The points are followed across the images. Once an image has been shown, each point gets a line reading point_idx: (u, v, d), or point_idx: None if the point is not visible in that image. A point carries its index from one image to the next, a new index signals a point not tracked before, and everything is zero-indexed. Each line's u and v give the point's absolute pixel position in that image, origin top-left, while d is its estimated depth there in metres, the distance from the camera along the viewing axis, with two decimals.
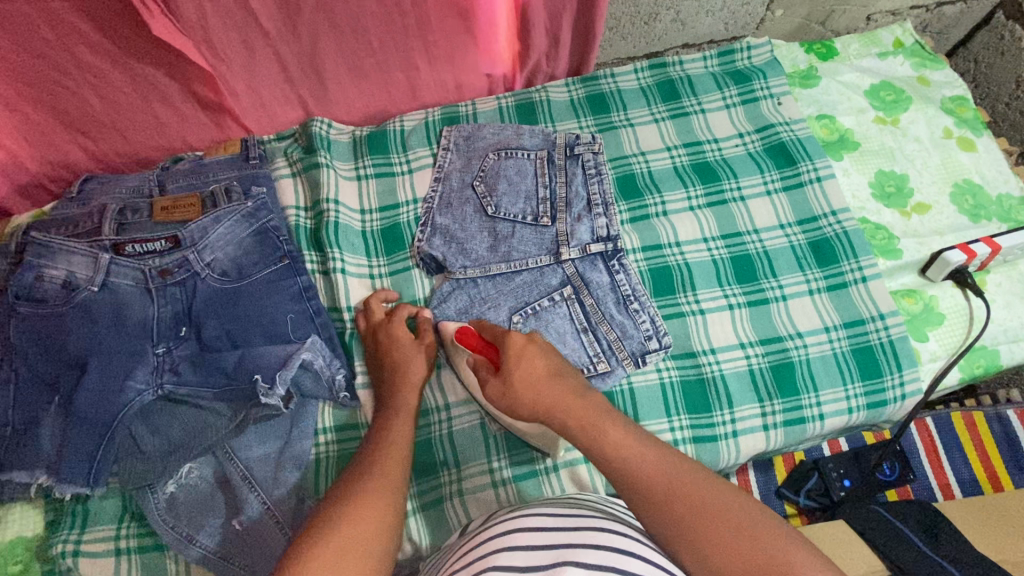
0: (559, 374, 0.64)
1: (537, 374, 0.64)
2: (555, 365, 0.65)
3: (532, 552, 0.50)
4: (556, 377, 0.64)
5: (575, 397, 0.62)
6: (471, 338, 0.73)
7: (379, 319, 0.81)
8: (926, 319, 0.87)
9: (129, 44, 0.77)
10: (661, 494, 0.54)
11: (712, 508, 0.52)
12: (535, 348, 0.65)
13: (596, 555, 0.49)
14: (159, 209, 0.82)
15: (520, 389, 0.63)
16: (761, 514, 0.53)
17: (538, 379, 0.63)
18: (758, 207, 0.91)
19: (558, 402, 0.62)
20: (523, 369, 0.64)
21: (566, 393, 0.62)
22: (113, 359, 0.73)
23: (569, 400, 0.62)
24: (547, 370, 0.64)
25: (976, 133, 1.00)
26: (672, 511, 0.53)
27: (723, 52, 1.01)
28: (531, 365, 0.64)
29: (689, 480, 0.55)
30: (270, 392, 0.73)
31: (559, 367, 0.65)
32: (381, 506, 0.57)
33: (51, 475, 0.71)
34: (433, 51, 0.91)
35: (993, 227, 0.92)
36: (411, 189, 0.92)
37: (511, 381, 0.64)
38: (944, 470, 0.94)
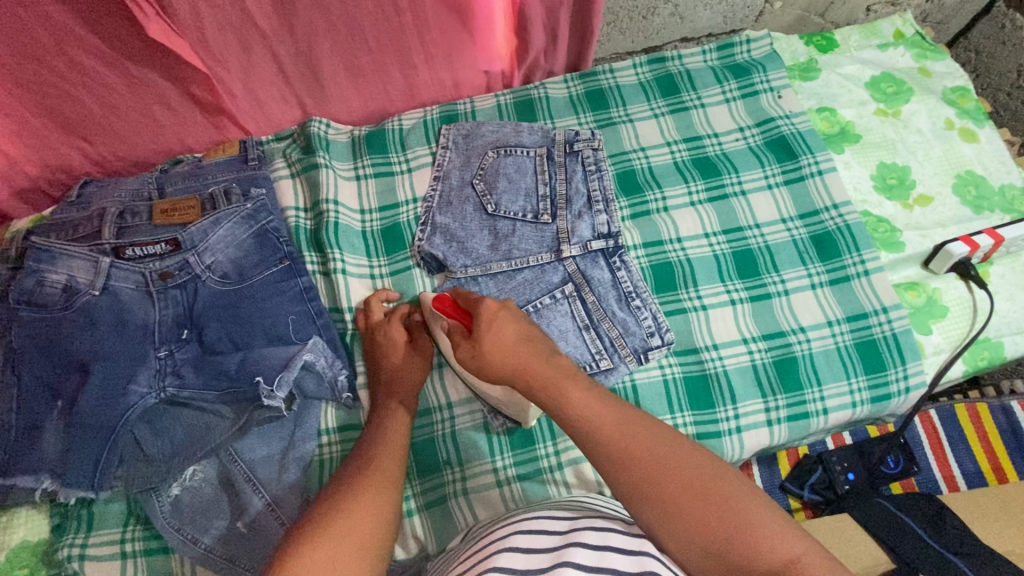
0: (529, 339, 0.62)
1: (508, 339, 0.61)
2: (527, 329, 0.63)
3: (530, 554, 0.50)
4: (527, 342, 0.61)
5: (544, 360, 0.60)
6: (446, 302, 0.68)
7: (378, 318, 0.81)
8: (930, 311, 0.87)
9: (125, 46, 0.76)
10: (630, 462, 0.52)
11: (680, 476, 0.51)
12: (507, 314, 0.63)
13: (595, 556, 0.49)
14: (158, 212, 0.82)
15: (489, 353, 0.61)
16: (733, 481, 0.51)
17: (508, 343, 0.61)
18: (759, 201, 0.91)
19: (526, 367, 0.60)
20: (494, 334, 0.62)
21: (535, 355, 0.60)
22: (115, 363, 0.73)
23: (538, 363, 0.60)
24: (517, 336, 0.62)
25: (978, 123, 0.99)
26: (640, 480, 0.52)
27: (722, 46, 1.01)
28: (502, 331, 0.62)
29: (658, 446, 0.53)
30: (273, 394, 0.73)
31: (529, 333, 0.62)
32: (377, 507, 0.58)
33: (56, 480, 0.71)
34: (430, 49, 0.91)
35: (996, 219, 0.92)
36: (411, 188, 0.92)
37: (480, 347, 0.61)
38: (949, 462, 0.94)
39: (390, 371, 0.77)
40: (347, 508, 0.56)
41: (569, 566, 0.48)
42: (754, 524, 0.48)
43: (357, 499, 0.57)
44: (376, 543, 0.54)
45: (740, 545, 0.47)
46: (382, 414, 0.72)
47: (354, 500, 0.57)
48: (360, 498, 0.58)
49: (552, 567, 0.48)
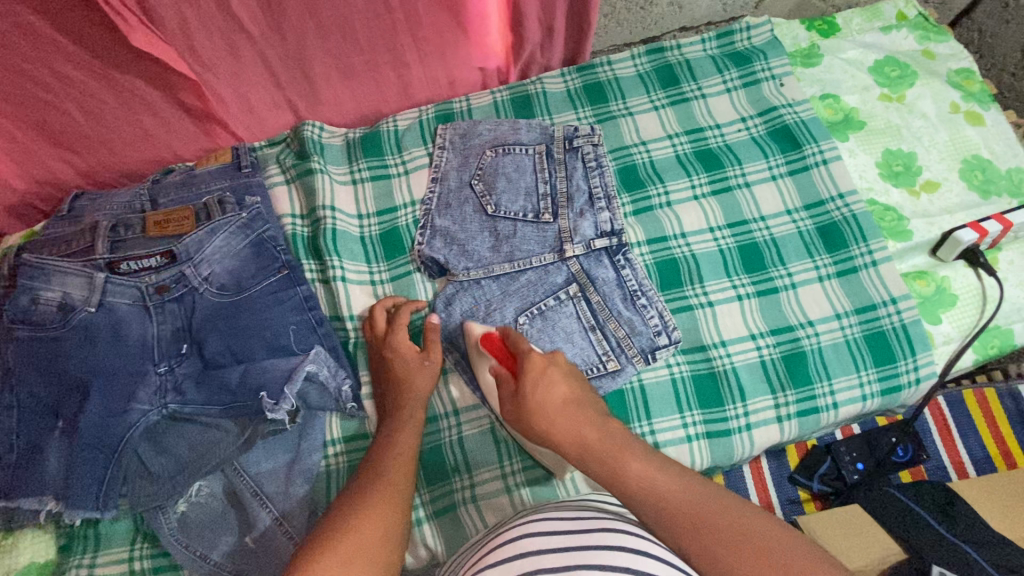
0: (577, 401, 0.62)
1: (555, 400, 0.62)
2: (577, 393, 0.63)
3: (538, 556, 0.49)
4: (575, 406, 0.62)
5: (594, 424, 0.60)
6: (495, 344, 0.73)
7: (384, 326, 0.80)
8: (939, 301, 0.85)
9: (110, 55, 0.74)
10: (673, 506, 0.52)
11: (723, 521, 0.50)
12: (556, 372, 0.64)
13: (605, 557, 0.48)
14: (152, 223, 0.80)
15: (534, 416, 0.61)
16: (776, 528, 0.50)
17: (554, 404, 0.61)
18: (764, 193, 0.89)
19: (582, 439, 0.59)
20: (540, 395, 0.62)
21: (585, 423, 0.60)
22: (114, 380, 0.72)
23: (593, 436, 0.59)
24: (564, 397, 0.62)
25: (984, 106, 0.97)
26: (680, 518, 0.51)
27: (722, 34, 0.99)
28: (551, 391, 0.62)
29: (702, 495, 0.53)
30: (276, 407, 0.72)
31: (579, 396, 0.63)
32: (388, 524, 0.57)
33: (60, 501, 0.70)
34: (423, 47, 0.89)
35: (1003, 203, 0.90)
36: (409, 190, 0.90)
37: (528, 407, 0.62)
38: (959, 449, 0.93)
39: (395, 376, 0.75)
40: (361, 526, 0.55)
41: (579, 569, 0.47)
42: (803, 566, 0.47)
43: (369, 518, 0.56)
44: (387, 555, 0.54)
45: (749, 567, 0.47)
46: (388, 425, 0.71)
47: (368, 516, 0.56)
48: (370, 513, 0.57)
49: (562, 570, 0.47)
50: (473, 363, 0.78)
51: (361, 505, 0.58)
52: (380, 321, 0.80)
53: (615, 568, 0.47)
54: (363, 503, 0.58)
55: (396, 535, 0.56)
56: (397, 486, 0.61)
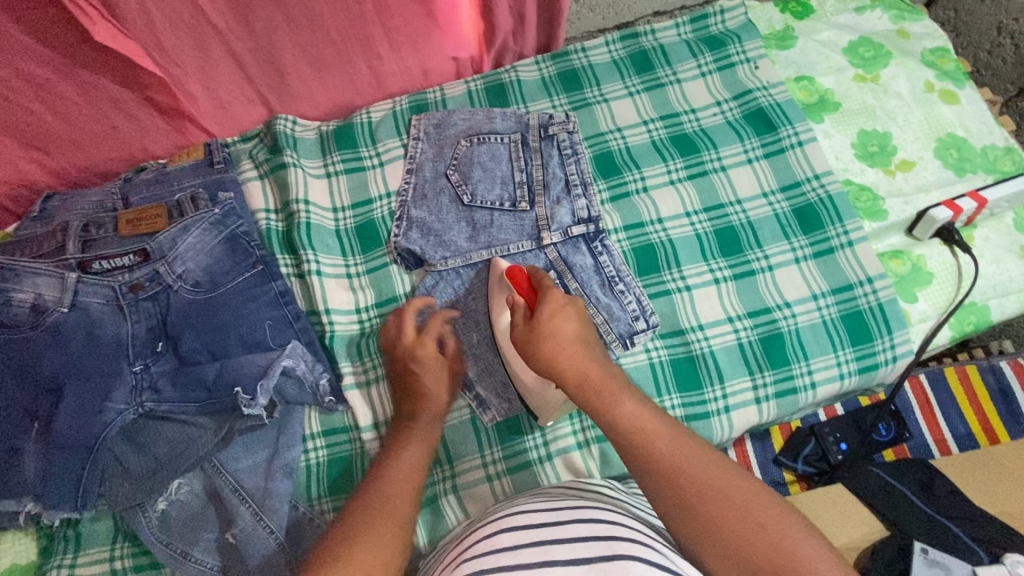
0: (585, 342, 0.65)
1: (566, 336, 0.65)
2: (585, 334, 0.66)
3: (517, 550, 0.48)
4: (584, 345, 0.65)
5: (595, 363, 0.63)
6: (518, 274, 0.71)
7: (413, 335, 0.76)
8: (915, 279, 0.86)
9: (74, 52, 0.73)
10: (671, 476, 0.53)
11: (718, 499, 0.51)
12: (573, 311, 0.67)
13: (584, 549, 0.48)
14: (124, 222, 0.80)
15: (543, 342, 0.64)
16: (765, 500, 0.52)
17: (565, 339, 0.64)
18: (739, 175, 0.89)
19: (584, 376, 0.62)
20: (553, 325, 0.65)
21: (589, 361, 0.63)
22: (90, 381, 0.72)
23: (595, 373, 0.62)
24: (575, 334, 0.65)
25: (959, 84, 0.97)
26: (676, 485, 0.53)
27: (696, 18, 0.98)
28: (565, 325, 0.65)
29: (698, 462, 0.54)
30: (252, 402, 0.72)
31: (587, 338, 0.66)
32: (392, 534, 0.56)
33: (38, 502, 0.69)
34: (394, 37, 0.88)
35: (979, 180, 0.91)
36: (384, 182, 0.90)
37: (539, 335, 0.65)
38: (941, 426, 0.93)
39: (406, 347, 0.75)
40: (361, 537, 0.55)
41: (559, 565, 0.47)
42: (791, 542, 0.48)
43: (374, 531, 0.55)
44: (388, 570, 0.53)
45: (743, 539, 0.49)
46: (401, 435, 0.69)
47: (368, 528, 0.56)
48: (375, 525, 0.56)
49: (542, 565, 0.47)
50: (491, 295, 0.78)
51: (363, 515, 0.57)
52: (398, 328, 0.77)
53: (593, 560, 0.47)
54: (366, 513, 0.57)
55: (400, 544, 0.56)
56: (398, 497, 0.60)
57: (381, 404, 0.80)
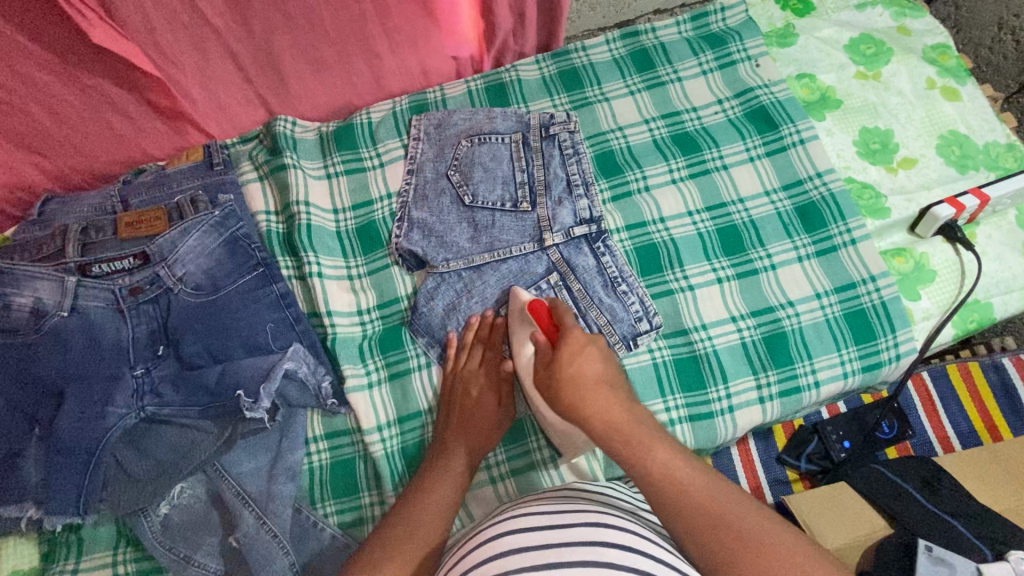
0: (611, 384, 0.63)
1: (589, 378, 0.62)
2: (610, 374, 0.63)
3: (527, 552, 0.48)
4: (608, 388, 0.62)
5: (623, 407, 0.60)
6: (541, 312, 0.72)
7: (473, 368, 0.77)
8: (918, 277, 0.86)
9: (71, 54, 0.72)
10: (682, 496, 0.54)
11: (723, 517, 0.52)
12: (596, 351, 0.65)
13: (594, 554, 0.48)
14: (123, 224, 0.79)
15: (567, 386, 0.62)
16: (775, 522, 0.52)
17: (587, 381, 0.62)
18: (742, 174, 0.89)
19: (612, 421, 0.59)
20: (575, 367, 0.63)
21: (616, 404, 0.60)
22: (90, 385, 0.71)
23: (622, 418, 0.59)
24: (599, 376, 0.63)
25: (960, 80, 0.97)
26: (686, 509, 0.53)
27: (697, 16, 0.98)
28: (587, 366, 0.63)
29: (708, 486, 0.54)
30: (255, 405, 0.71)
31: (613, 379, 0.63)
32: (414, 564, 0.57)
33: (40, 507, 0.69)
34: (394, 37, 0.88)
35: (981, 177, 0.91)
36: (384, 183, 0.89)
37: (561, 377, 0.63)
38: (943, 423, 0.93)
39: (467, 370, 0.77)
40: (379, 565, 0.56)
41: (564, 569, 0.46)
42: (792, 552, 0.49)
43: (399, 564, 0.56)
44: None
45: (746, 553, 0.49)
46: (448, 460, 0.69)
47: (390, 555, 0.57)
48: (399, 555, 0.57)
49: (548, 569, 0.46)
50: (512, 327, 0.77)
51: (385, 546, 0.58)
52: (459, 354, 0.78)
53: (603, 565, 0.46)
54: (387, 544, 0.58)
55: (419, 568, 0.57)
56: (422, 532, 0.60)
57: (382, 405, 0.79)
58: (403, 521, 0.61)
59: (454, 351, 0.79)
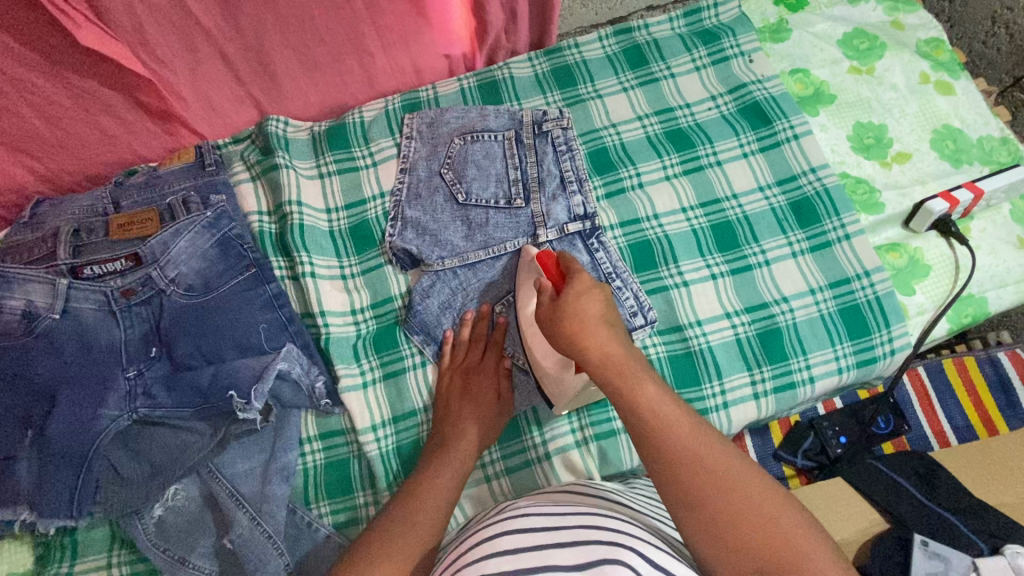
0: (612, 324, 0.61)
1: (590, 316, 0.61)
2: (611, 314, 0.62)
3: (521, 554, 0.47)
4: (608, 326, 0.61)
5: (623, 346, 0.59)
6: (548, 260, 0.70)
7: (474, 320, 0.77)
8: (912, 272, 0.86)
9: (60, 55, 0.72)
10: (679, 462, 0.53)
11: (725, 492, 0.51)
12: (600, 294, 0.63)
13: (587, 556, 0.47)
14: (116, 226, 0.79)
15: (568, 319, 0.61)
16: (781, 504, 0.51)
17: (589, 318, 0.61)
18: (735, 170, 0.89)
19: (609, 355, 0.59)
20: (579, 304, 0.62)
21: (616, 343, 0.60)
22: (82, 387, 0.71)
23: (620, 354, 0.59)
24: (601, 316, 0.62)
25: (954, 75, 0.97)
26: (685, 482, 0.52)
27: (690, 12, 0.97)
28: (591, 305, 0.62)
29: (715, 462, 0.53)
30: (247, 406, 0.72)
31: (614, 320, 0.62)
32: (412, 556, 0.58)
33: (33, 511, 0.69)
34: (386, 36, 0.88)
35: (975, 171, 0.91)
36: (377, 182, 0.89)
37: (564, 311, 0.62)
38: (939, 418, 0.93)
39: (466, 364, 0.77)
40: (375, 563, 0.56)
41: (560, 571, 0.46)
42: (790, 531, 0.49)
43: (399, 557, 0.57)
44: None
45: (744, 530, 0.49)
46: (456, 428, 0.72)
47: (387, 553, 0.57)
48: (394, 551, 0.58)
49: (543, 570, 0.46)
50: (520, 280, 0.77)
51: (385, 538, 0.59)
52: (458, 347, 0.79)
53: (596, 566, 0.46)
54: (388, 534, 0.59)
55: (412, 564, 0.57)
56: (422, 521, 0.61)
57: (376, 406, 0.79)
58: (404, 511, 0.62)
59: (450, 349, 0.79)
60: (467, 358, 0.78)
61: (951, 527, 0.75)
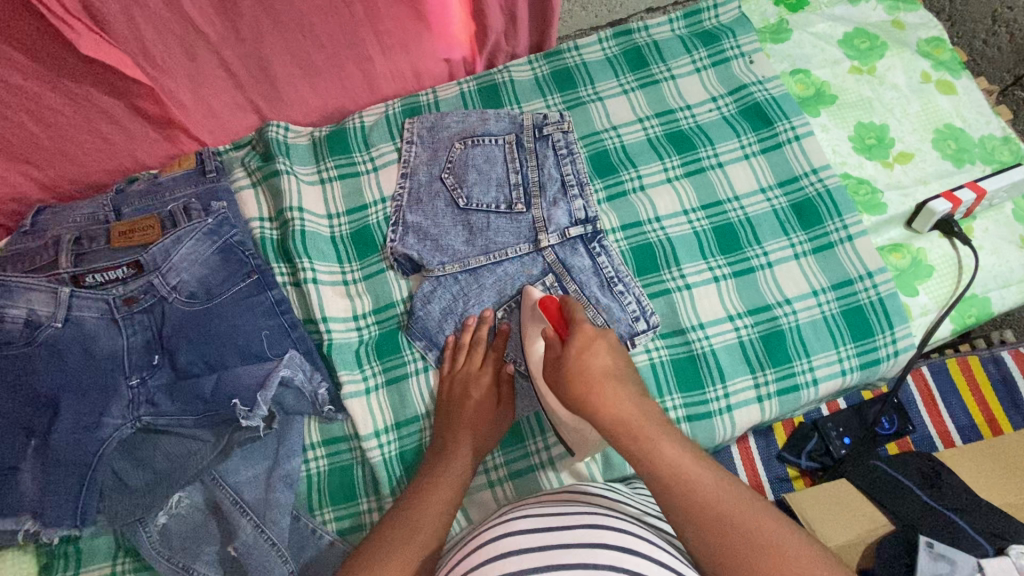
0: (619, 377, 0.61)
1: (595, 371, 0.61)
2: (617, 368, 0.62)
3: (525, 555, 0.47)
4: (616, 381, 0.61)
5: (632, 400, 0.59)
6: (551, 309, 0.71)
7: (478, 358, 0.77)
8: (915, 273, 0.85)
9: (61, 64, 0.72)
10: (677, 481, 0.54)
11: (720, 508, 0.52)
12: (603, 345, 0.63)
13: (591, 556, 0.47)
14: (117, 233, 0.79)
15: (574, 380, 0.61)
16: (775, 522, 0.51)
17: (595, 375, 0.61)
18: (737, 172, 0.88)
19: (620, 415, 0.58)
20: (583, 360, 0.62)
21: (625, 398, 0.59)
22: (85, 395, 0.71)
23: (630, 413, 0.58)
24: (606, 369, 0.62)
25: (955, 74, 0.97)
26: (684, 502, 0.53)
27: (690, 13, 0.97)
28: (597, 359, 0.62)
29: (709, 482, 0.54)
30: (251, 414, 0.72)
31: (621, 372, 0.62)
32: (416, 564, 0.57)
33: (37, 520, 0.69)
34: (385, 41, 0.88)
35: (977, 171, 0.90)
36: (378, 187, 0.89)
37: (568, 368, 0.62)
38: (943, 418, 0.93)
39: (466, 370, 0.76)
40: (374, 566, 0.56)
41: (565, 571, 0.46)
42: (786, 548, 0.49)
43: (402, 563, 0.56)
44: None
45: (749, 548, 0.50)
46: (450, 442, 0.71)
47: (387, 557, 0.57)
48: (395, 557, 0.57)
49: (550, 570, 0.46)
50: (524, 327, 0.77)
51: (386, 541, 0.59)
52: (458, 357, 0.78)
53: (600, 567, 0.46)
54: (390, 538, 0.59)
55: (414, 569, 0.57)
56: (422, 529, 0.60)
57: (377, 411, 0.79)
58: (410, 518, 0.61)
59: (452, 349, 0.79)
60: (466, 369, 0.76)
61: (950, 524, 0.76)
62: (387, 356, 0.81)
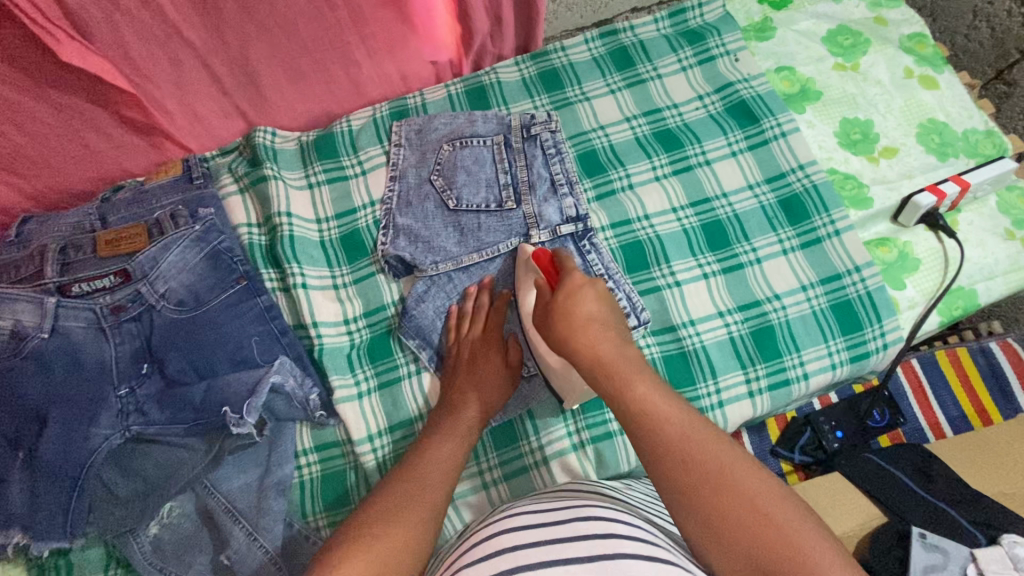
0: (600, 322, 0.63)
1: (581, 316, 0.63)
2: (603, 315, 0.63)
3: (521, 551, 0.47)
4: (600, 326, 0.62)
5: (612, 345, 0.61)
6: (544, 262, 0.72)
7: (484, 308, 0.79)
8: (902, 267, 0.86)
9: (43, 73, 0.71)
10: (683, 458, 0.51)
11: (736, 499, 0.49)
12: (591, 291, 0.65)
13: (587, 547, 0.47)
14: (103, 242, 0.78)
15: (559, 321, 0.63)
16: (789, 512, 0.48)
17: (577, 317, 0.63)
18: (724, 169, 0.89)
19: (598, 355, 0.60)
20: (570, 303, 0.64)
21: (604, 340, 0.61)
22: (74, 407, 0.70)
23: (609, 353, 0.60)
24: (589, 315, 0.63)
25: (937, 70, 0.98)
26: (691, 487, 0.50)
27: (675, 12, 0.98)
28: (581, 305, 0.64)
29: (710, 454, 0.52)
30: (241, 421, 0.71)
31: (608, 319, 0.63)
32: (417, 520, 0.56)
33: (27, 533, 0.68)
34: (371, 44, 0.87)
35: (961, 164, 0.91)
36: (367, 190, 0.89)
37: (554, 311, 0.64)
38: (934, 410, 0.93)
39: (473, 337, 0.78)
40: (398, 520, 0.55)
41: (560, 563, 0.46)
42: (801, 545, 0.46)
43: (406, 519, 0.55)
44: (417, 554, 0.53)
45: (762, 544, 0.47)
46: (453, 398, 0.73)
47: (405, 512, 0.56)
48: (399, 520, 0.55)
49: (546, 564, 0.46)
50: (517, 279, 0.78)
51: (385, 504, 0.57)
52: (463, 324, 0.79)
53: (595, 557, 0.46)
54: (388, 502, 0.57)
55: (430, 526, 0.56)
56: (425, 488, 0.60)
57: (370, 415, 0.78)
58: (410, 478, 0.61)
59: (455, 322, 0.80)
60: (472, 334, 0.78)
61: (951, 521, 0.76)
62: (379, 358, 0.81)
